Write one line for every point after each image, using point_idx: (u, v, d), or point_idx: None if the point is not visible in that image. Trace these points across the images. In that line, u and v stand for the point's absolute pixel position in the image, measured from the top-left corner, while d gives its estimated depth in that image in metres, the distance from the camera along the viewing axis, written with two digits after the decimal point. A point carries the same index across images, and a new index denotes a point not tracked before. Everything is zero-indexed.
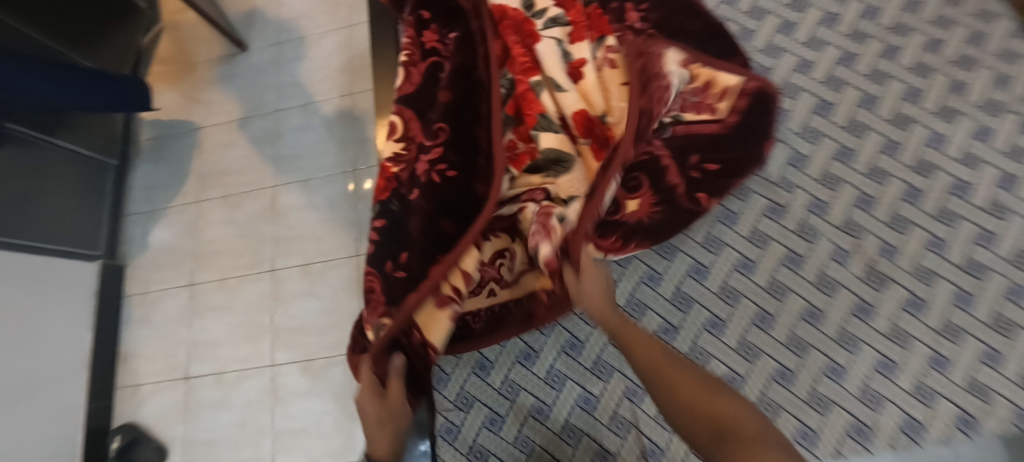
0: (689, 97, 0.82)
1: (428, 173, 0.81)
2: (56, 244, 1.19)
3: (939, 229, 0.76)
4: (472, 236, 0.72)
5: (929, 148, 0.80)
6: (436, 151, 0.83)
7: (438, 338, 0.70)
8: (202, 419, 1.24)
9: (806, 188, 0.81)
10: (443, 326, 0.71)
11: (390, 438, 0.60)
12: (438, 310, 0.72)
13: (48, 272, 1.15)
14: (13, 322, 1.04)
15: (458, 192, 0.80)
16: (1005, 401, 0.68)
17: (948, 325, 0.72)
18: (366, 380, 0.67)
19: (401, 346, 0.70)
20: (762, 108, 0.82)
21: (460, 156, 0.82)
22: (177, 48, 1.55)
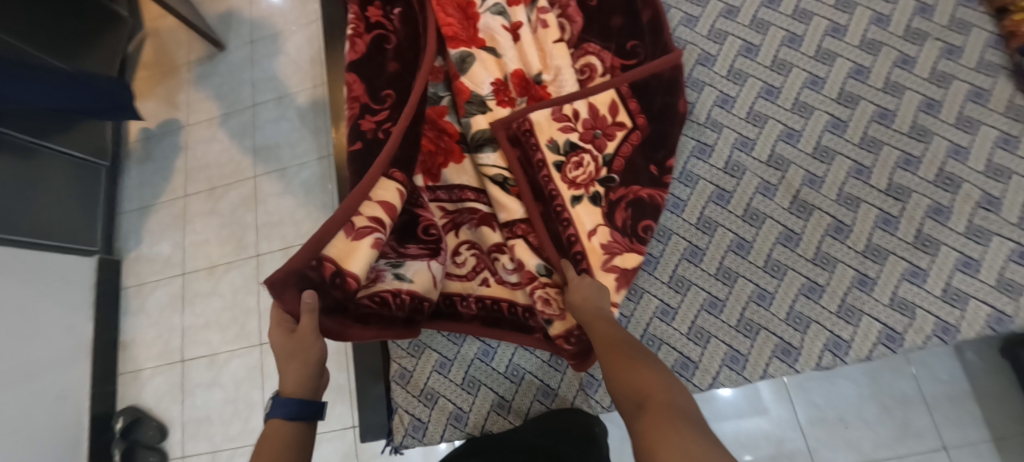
0: (631, 100, 0.83)
1: (377, 131, 0.86)
2: (38, 243, 1.22)
3: (865, 157, 0.78)
4: (377, 167, 0.70)
5: (851, 79, 0.83)
6: (383, 113, 0.87)
7: (357, 264, 0.64)
8: (196, 398, 1.30)
9: (732, 127, 0.84)
10: (364, 252, 0.65)
11: (300, 372, 0.52)
12: (358, 242, 0.65)
13: (33, 267, 1.20)
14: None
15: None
16: (930, 315, 0.70)
17: (870, 245, 0.74)
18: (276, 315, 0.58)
19: (314, 282, 0.60)
20: (653, 93, 0.83)
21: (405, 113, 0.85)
22: (157, 53, 1.61)
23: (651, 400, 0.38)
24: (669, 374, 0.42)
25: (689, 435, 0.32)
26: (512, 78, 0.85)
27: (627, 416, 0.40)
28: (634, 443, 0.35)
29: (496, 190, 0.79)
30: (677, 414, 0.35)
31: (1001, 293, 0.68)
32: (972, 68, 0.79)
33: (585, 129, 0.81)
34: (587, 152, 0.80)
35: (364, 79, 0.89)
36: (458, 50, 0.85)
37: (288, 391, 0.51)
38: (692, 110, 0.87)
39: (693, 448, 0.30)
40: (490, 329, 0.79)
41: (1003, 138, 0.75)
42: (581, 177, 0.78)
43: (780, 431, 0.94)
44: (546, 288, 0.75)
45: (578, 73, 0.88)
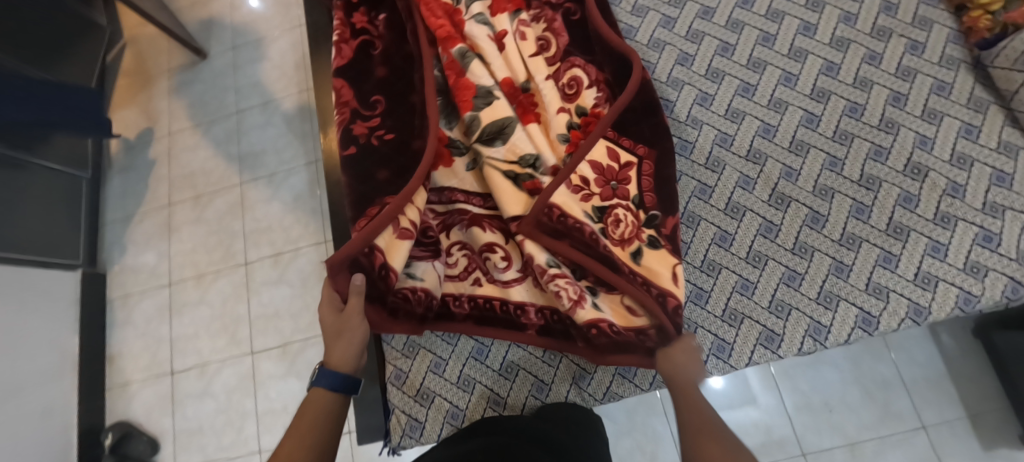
0: (622, 138, 0.82)
1: (369, 136, 0.86)
2: (23, 256, 1.20)
3: (838, 149, 0.82)
4: (420, 176, 0.78)
5: (823, 75, 0.86)
6: (374, 119, 0.87)
7: (399, 260, 0.74)
8: (187, 411, 1.29)
9: (712, 124, 0.87)
10: (405, 250, 0.75)
11: (345, 350, 0.62)
12: (399, 241, 0.75)
13: (15, 281, 1.18)
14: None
15: (398, 151, 0.84)
16: (903, 298, 0.73)
17: (845, 234, 0.78)
18: (327, 294, 0.69)
19: (363, 268, 0.73)
20: (637, 118, 0.83)
21: (397, 120, 0.87)
22: (137, 61, 1.60)
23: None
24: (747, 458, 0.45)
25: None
26: (504, 83, 0.85)
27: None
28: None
29: (502, 182, 0.79)
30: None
31: (967, 276, 0.72)
32: (935, 62, 0.83)
33: (598, 177, 0.79)
34: (620, 207, 0.78)
35: (354, 85, 0.90)
36: (451, 56, 0.87)
37: (333, 365, 0.60)
38: (673, 108, 0.89)
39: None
40: (483, 328, 0.80)
41: (966, 128, 0.79)
42: (627, 231, 0.76)
43: (768, 418, 0.97)
44: (559, 280, 0.74)
45: (565, 87, 0.88)
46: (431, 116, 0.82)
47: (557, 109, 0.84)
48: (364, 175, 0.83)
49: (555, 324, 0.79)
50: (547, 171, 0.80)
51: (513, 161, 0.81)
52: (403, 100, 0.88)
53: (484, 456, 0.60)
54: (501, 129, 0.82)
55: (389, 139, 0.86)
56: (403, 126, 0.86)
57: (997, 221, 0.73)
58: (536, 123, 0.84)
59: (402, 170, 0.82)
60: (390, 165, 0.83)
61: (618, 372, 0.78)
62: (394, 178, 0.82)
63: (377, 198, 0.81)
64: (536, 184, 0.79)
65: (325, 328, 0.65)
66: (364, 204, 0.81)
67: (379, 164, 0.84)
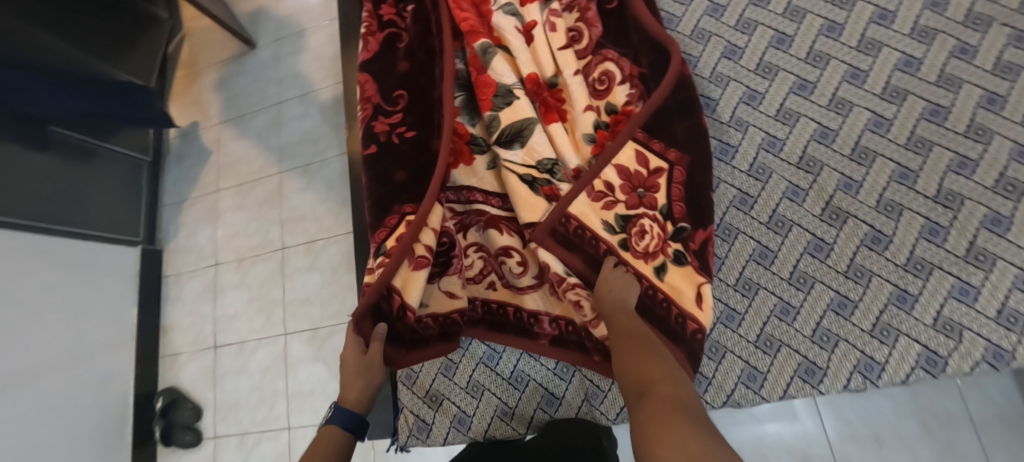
0: (653, 140, 0.75)
1: (389, 134, 0.85)
2: (78, 231, 1.30)
3: (911, 159, 0.70)
4: (433, 193, 0.74)
5: (898, 72, 0.74)
6: (395, 115, 0.86)
7: (416, 297, 0.72)
8: (226, 384, 1.37)
9: (759, 126, 0.78)
10: (422, 283, 0.73)
11: (362, 389, 0.64)
12: (416, 272, 0.73)
13: (75, 256, 1.29)
14: (44, 297, 1.18)
15: (416, 148, 0.83)
16: (979, 339, 0.62)
17: (911, 259, 0.67)
18: (350, 340, 0.70)
19: (383, 313, 0.71)
20: (674, 119, 0.76)
21: (417, 116, 0.85)
22: (193, 52, 1.68)
23: (654, 391, 0.45)
24: (676, 371, 0.49)
25: (684, 426, 0.38)
26: (527, 79, 0.81)
27: (630, 401, 0.48)
28: (637, 426, 0.41)
29: (519, 188, 0.76)
30: (675, 406, 0.42)
31: None
32: None
33: (623, 183, 0.73)
34: (645, 217, 0.72)
35: (378, 81, 0.88)
36: (474, 49, 0.83)
37: (348, 403, 0.62)
38: (715, 107, 0.81)
39: (691, 440, 0.35)
40: (495, 334, 0.78)
41: None
42: (651, 245, 0.71)
43: (805, 446, 0.87)
44: (577, 289, 0.71)
45: (595, 82, 0.82)
46: (447, 111, 0.79)
47: (582, 108, 0.79)
48: (382, 174, 0.82)
49: (570, 335, 0.75)
50: (566, 177, 0.77)
51: (530, 165, 0.77)
52: (425, 94, 0.86)
53: None
54: (521, 130, 0.78)
55: (409, 137, 0.84)
56: (423, 123, 0.84)
57: None
58: (559, 122, 0.80)
59: (418, 170, 0.81)
60: (409, 165, 0.82)
61: None
62: (411, 180, 0.80)
63: (394, 201, 0.80)
64: (553, 190, 0.76)
65: (347, 370, 0.66)
66: (383, 204, 0.80)
67: (398, 162, 0.83)
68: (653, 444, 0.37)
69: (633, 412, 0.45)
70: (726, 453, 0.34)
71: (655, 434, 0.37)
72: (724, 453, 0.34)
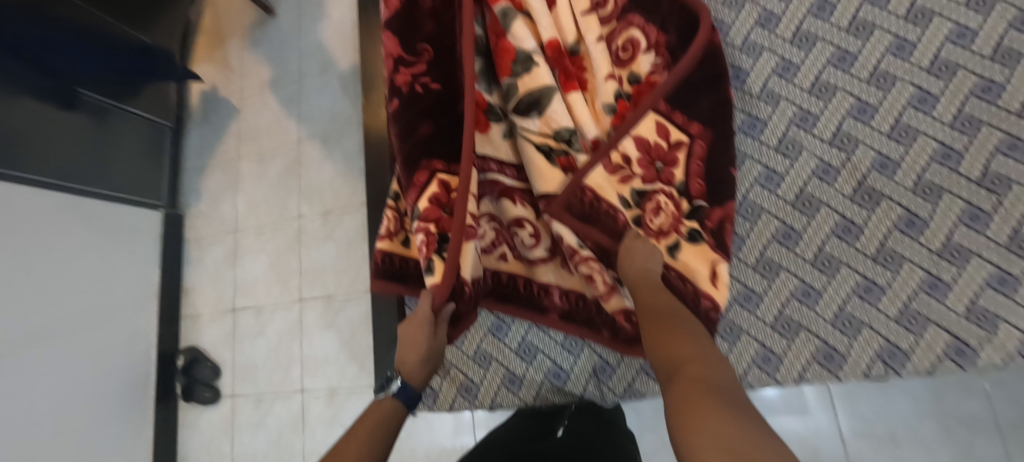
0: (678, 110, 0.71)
1: (412, 85, 0.82)
2: (110, 193, 1.34)
3: (955, 138, 0.66)
4: (469, 156, 0.67)
5: (950, 44, 0.69)
6: (418, 66, 0.82)
7: (469, 270, 0.67)
8: (244, 347, 1.41)
9: (791, 100, 0.73)
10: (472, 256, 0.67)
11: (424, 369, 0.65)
12: (466, 244, 0.67)
13: (103, 217, 1.33)
14: (72, 255, 1.22)
15: (442, 102, 0.79)
16: (1014, 331, 0.59)
17: (948, 245, 0.63)
18: (416, 322, 0.66)
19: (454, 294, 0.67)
20: (698, 90, 0.72)
21: (441, 70, 0.81)
22: (215, 18, 1.68)
23: (685, 370, 0.43)
24: (707, 346, 0.47)
25: (717, 406, 0.36)
26: (548, 43, 0.77)
27: (662, 382, 0.46)
28: (671, 409, 0.40)
29: (536, 158, 0.74)
30: (708, 386, 0.40)
31: None
32: None
33: (641, 155, 0.70)
34: (661, 192, 0.70)
35: (402, 34, 0.85)
36: (493, 8, 0.79)
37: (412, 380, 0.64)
38: (746, 79, 0.76)
39: (723, 421, 0.34)
40: (504, 305, 0.77)
41: None
42: (666, 223, 0.68)
43: (816, 438, 0.85)
44: (591, 263, 0.68)
45: (619, 51, 0.79)
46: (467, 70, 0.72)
47: (605, 76, 0.77)
48: (409, 127, 0.80)
49: (578, 310, 0.74)
50: (584, 147, 0.75)
51: (547, 134, 0.75)
52: (449, 45, 0.81)
53: (526, 442, 0.62)
54: (540, 98, 0.75)
55: (433, 88, 0.81)
56: (447, 75, 0.80)
57: None
58: (579, 92, 0.77)
59: (445, 127, 0.79)
60: (437, 118, 0.80)
61: (643, 370, 0.73)
62: (438, 133, 0.79)
63: (420, 155, 0.79)
64: (570, 162, 0.74)
65: (411, 349, 0.66)
66: (414, 161, 0.79)
67: (421, 117, 0.80)
68: (684, 428, 0.36)
69: (666, 394, 0.43)
70: (764, 440, 0.32)
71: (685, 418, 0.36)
72: (760, 437, 0.32)
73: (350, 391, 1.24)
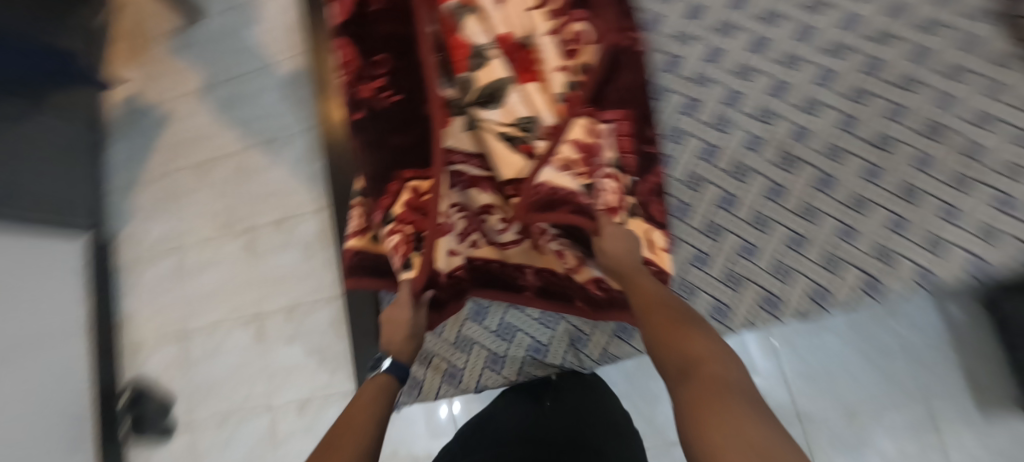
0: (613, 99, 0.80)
1: (376, 98, 0.85)
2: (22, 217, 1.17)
3: (852, 107, 0.78)
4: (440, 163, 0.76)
5: (841, 29, 0.82)
6: (379, 79, 0.85)
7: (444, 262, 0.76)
8: (198, 370, 1.33)
9: (720, 81, 0.84)
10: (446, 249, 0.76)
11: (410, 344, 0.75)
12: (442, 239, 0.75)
13: (32, 242, 1.19)
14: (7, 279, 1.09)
15: (406, 114, 0.82)
16: (910, 264, 0.71)
17: (855, 197, 0.75)
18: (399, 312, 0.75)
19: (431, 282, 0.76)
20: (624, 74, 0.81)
21: (402, 80, 0.83)
22: (135, 23, 1.58)
23: (698, 371, 0.40)
24: (723, 345, 0.43)
25: (736, 409, 0.33)
26: (500, 37, 0.81)
27: (671, 382, 0.43)
28: (683, 409, 0.36)
29: (498, 147, 0.77)
30: (725, 386, 0.36)
31: (968, 245, 0.70)
32: (964, 15, 0.78)
33: (581, 155, 0.75)
34: (609, 178, 0.74)
35: (358, 45, 0.87)
36: (444, 7, 0.82)
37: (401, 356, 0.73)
38: (681, 65, 0.86)
39: (743, 424, 0.30)
40: (484, 288, 0.82)
41: (992, 85, 0.74)
42: (613, 199, 0.72)
43: (766, 387, 0.98)
44: (558, 240, 0.75)
45: (567, 42, 0.82)
46: (430, 76, 0.79)
47: (555, 68, 0.81)
48: (378, 140, 0.84)
49: (554, 286, 0.79)
50: (543, 133, 0.78)
51: (509, 123, 0.78)
52: (406, 52, 0.83)
53: (516, 426, 0.61)
54: (496, 92, 0.79)
55: (396, 101, 0.84)
56: (408, 87, 0.83)
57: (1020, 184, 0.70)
58: (535, 83, 0.81)
59: (417, 138, 0.81)
60: (405, 130, 0.82)
61: (616, 334, 0.79)
62: (408, 144, 0.82)
63: (392, 167, 0.81)
64: (531, 148, 0.77)
65: (398, 330, 0.75)
66: (384, 173, 0.81)
67: (389, 128, 0.83)
68: (700, 431, 0.32)
69: (676, 396, 0.40)
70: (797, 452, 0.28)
71: (701, 421, 0.33)
72: (788, 445, 0.28)
73: (320, 401, 1.22)
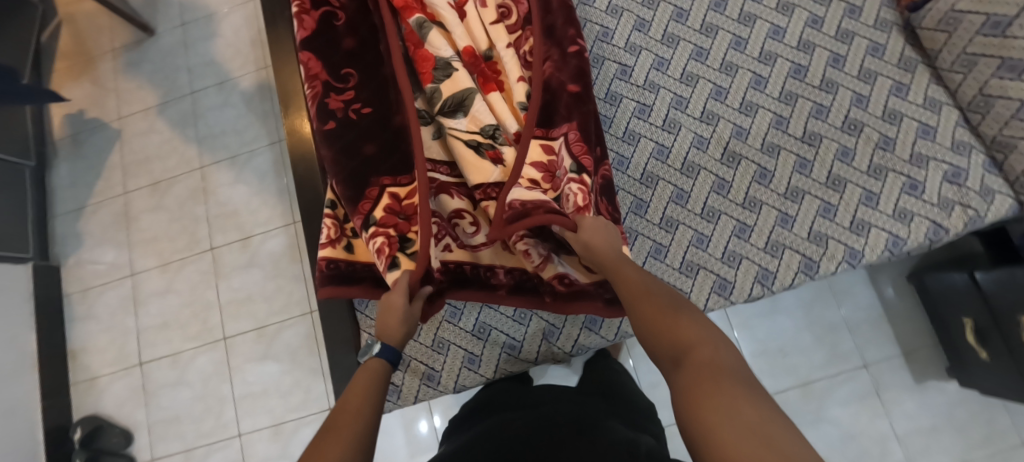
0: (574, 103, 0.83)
1: (346, 110, 0.87)
2: None
3: (783, 109, 0.87)
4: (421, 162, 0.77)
5: (770, 39, 0.91)
6: (348, 92, 0.88)
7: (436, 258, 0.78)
8: (162, 400, 1.28)
9: (668, 88, 0.90)
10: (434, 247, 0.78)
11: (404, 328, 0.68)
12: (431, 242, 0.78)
13: None
14: None
15: (377, 124, 0.85)
16: (841, 245, 0.81)
17: (789, 188, 0.84)
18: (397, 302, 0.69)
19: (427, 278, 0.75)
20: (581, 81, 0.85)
21: (373, 92, 0.87)
22: (77, 41, 1.52)
23: (691, 356, 0.45)
24: (710, 326, 0.48)
25: (732, 391, 0.38)
26: (464, 49, 0.87)
27: (668, 368, 0.48)
28: (681, 396, 0.42)
29: (466, 153, 0.82)
30: (718, 370, 0.42)
31: (881, 226, 0.81)
32: (870, 25, 0.90)
33: (542, 175, 0.78)
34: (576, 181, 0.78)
35: (326, 60, 0.90)
36: (409, 22, 0.88)
37: (388, 338, 0.66)
38: (632, 73, 0.91)
39: (738, 406, 0.37)
40: (459, 291, 0.82)
41: (897, 86, 0.86)
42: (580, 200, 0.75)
43: None
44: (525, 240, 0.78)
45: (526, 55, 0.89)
46: (402, 83, 0.82)
47: (517, 79, 0.86)
48: (349, 149, 0.84)
49: (526, 282, 0.83)
50: (508, 140, 0.83)
51: (475, 131, 0.83)
52: (376, 67, 0.89)
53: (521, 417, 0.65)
54: (464, 100, 0.84)
55: (366, 112, 0.87)
56: (380, 99, 0.87)
57: (921, 171, 0.82)
58: (498, 92, 0.86)
59: (390, 145, 0.84)
60: (377, 138, 0.84)
61: (585, 326, 0.84)
62: (382, 152, 0.84)
63: (366, 174, 0.82)
64: (498, 154, 0.82)
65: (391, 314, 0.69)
66: (357, 181, 0.82)
67: (360, 138, 0.85)
68: (698, 414, 0.38)
69: (675, 381, 0.45)
70: (785, 426, 0.34)
71: (700, 406, 0.38)
72: (778, 420, 0.35)
73: (299, 419, 1.21)
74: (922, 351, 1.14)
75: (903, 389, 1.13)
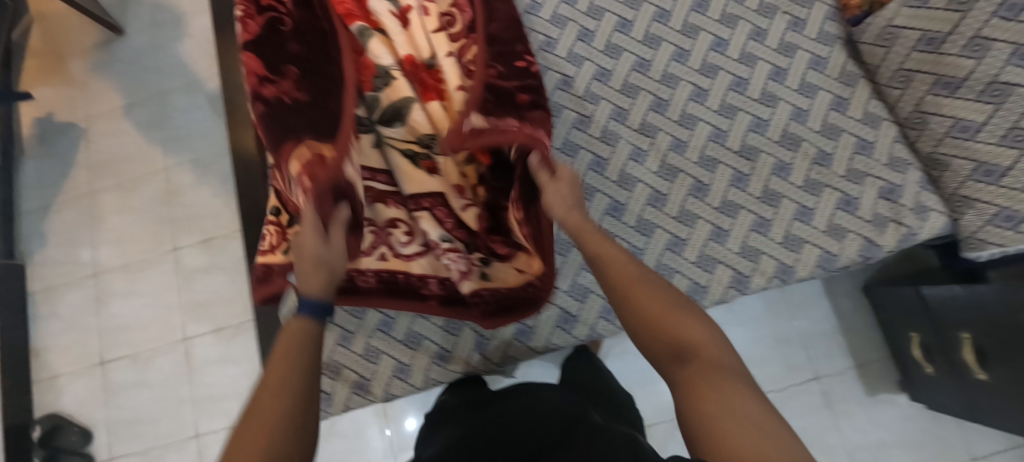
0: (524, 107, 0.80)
1: (280, 99, 0.80)
2: None
3: (722, 122, 0.87)
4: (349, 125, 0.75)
5: (712, 51, 0.90)
6: (285, 84, 0.81)
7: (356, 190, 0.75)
8: (121, 401, 1.28)
9: (608, 99, 0.90)
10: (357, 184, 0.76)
11: (322, 257, 0.55)
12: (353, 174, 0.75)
13: None
14: None
15: (312, 111, 0.78)
16: (772, 260, 0.81)
17: (724, 202, 0.84)
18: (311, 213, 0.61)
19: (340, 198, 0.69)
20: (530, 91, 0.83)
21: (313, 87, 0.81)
22: (47, 40, 1.52)
23: (691, 351, 0.45)
24: (706, 321, 0.48)
25: (732, 388, 0.39)
26: (405, 57, 0.88)
27: (661, 360, 0.47)
28: (681, 394, 0.42)
29: (403, 163, 0.84)
30: (720, 368, 0.42)
31: (814, 242, 0.81)
32: (813, 39, 0.89)
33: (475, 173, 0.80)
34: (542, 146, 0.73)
35: (264, 57, 0.84)
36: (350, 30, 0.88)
37: (309, 282, 0.51)
38: (573, 83, 0.91)
39: (741, 402, 0.38)
40: (389, 298, 0.82)
41: (836, 101, 0.86)
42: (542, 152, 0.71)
43: None
44: (449, 254, 0.82)
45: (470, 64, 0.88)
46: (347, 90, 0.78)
47: (456, 87, 0.86)
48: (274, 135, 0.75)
49: (453, 293, 0.83)
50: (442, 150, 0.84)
51: (411, 139, 0.85)
52: (317, 64, 0.83)
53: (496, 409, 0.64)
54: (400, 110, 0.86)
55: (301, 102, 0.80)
56: (319, 91, 0.81)
57: (857, 186, 0.82)
58: (439, 101, 0.86)
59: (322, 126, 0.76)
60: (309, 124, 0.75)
61: (515, 338, 0.84)
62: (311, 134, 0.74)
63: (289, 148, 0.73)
64: (433, 164, 0.84)
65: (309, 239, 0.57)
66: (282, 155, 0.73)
67: (290, 120, 0.76)
68: (698, 405, 0.39)
69: (673, 377, 0.44)
70: (782, 422, 0.37)
71: (703, 400, 0.39)
72: (777, 419, 0.37)
73: None
74: (874, 366, 1.14)
75: (855, 402, 1.13)
